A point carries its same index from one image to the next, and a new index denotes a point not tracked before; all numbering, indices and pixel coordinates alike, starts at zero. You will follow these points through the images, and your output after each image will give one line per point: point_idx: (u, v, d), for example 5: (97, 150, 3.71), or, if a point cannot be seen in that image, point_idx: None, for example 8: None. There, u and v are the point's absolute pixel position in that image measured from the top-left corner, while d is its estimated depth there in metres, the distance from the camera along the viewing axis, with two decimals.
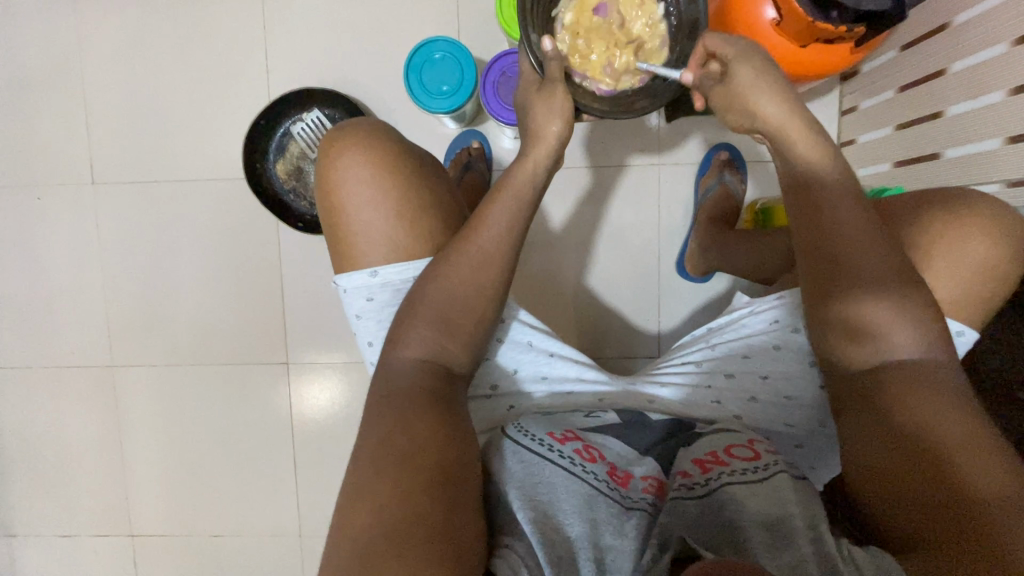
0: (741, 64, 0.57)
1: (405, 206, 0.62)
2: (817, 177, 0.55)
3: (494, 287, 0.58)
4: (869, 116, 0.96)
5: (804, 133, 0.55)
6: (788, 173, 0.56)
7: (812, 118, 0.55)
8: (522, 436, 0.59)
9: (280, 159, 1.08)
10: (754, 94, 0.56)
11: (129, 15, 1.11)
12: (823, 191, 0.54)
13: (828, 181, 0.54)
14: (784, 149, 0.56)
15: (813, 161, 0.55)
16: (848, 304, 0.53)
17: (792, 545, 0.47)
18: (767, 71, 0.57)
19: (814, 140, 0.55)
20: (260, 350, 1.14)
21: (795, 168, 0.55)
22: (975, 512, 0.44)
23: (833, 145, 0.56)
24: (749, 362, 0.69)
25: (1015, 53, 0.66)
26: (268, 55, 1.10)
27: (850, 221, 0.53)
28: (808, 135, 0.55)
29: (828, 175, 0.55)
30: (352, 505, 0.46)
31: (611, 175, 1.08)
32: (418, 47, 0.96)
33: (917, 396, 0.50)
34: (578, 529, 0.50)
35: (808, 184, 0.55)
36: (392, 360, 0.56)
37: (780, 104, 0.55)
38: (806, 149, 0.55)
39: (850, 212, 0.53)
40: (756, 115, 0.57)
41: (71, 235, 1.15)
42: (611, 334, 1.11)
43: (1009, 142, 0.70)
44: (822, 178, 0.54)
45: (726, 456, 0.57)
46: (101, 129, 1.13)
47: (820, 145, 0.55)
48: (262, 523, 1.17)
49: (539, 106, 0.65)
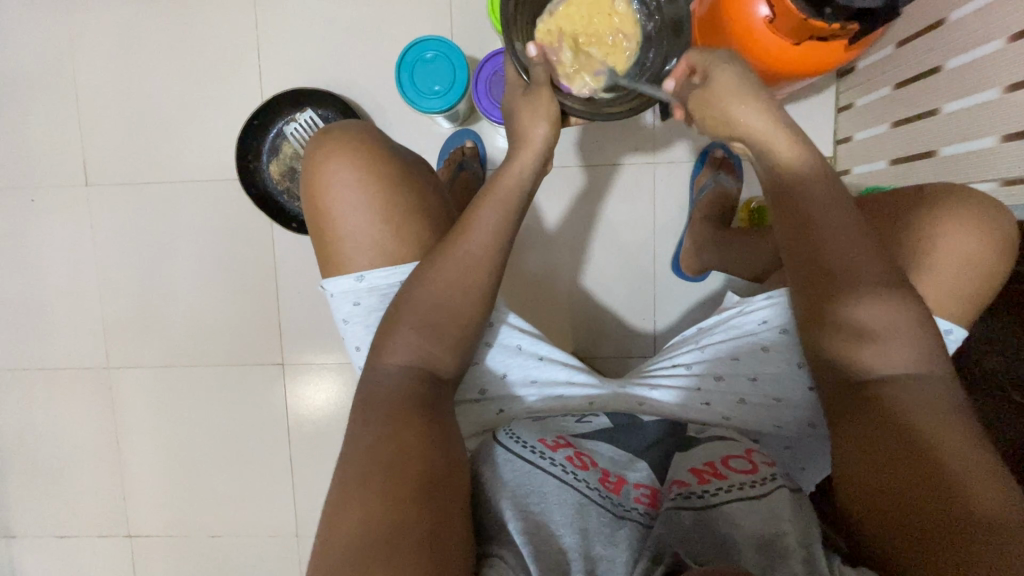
0: (721, 70, 0.57)
1: (391, 210, 0.62)
2: (802, 181, 0.54)
3: (482, 291, 0.58)
4: (865, 113, 0.95)
5: (787, 146, 0.54)
6: (772, 184, 0.56)
7: (794, 131, 0.55)
8: (513, 442, 0.58)
9: (273, 160, 1.08)
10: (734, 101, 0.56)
11: (120, 16, 1.10)
12: (809, 203, 0.53)
13: (811, 184, 0.53)
14: (767, 160, 0.56)
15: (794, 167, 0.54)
16: (840, 308, 0.53)
17: (784, 563, 0.48)
18: (745, 79, 0.56)
19: (798, 150, 0.54)
20: (255, 351, 1.14)
21: (779, 179, 0.55)
22: (971, 534, 0.43)
23: (821, 156, 0.55)
24: (738, 364, 0.69)
25: (1012, 49, 0.65)
26: (260, 55, 1.10)
27: (835, 233, 0.52)
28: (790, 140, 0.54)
29: (814, 187, 0.53)
30: (338, 514, 0.46)
31: (606, 174, 1.07)
32: (409, 48, 0.96)
33: (911, 406, 0.50)
34: (570, 539, 0.50)
35: (792, 196, 0.54)
36: (379, 365, 0.56)
37: (758, 111, 0.55)
38: (791, 161, 0.54)
39: (833, 216, 0.53)
40: (738, 123, 0.56)
41: (66, 237, 1.15)
42: (606, 333, 1.10)
43: (1005, 139, 0.69)
44: (808, 190, 0.53)
45: (723, 469, 0.56)
46: (94, 130, 1.13)
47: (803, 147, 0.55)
48: (259, 523, 1.17)
49: (523, 109, 0.65)
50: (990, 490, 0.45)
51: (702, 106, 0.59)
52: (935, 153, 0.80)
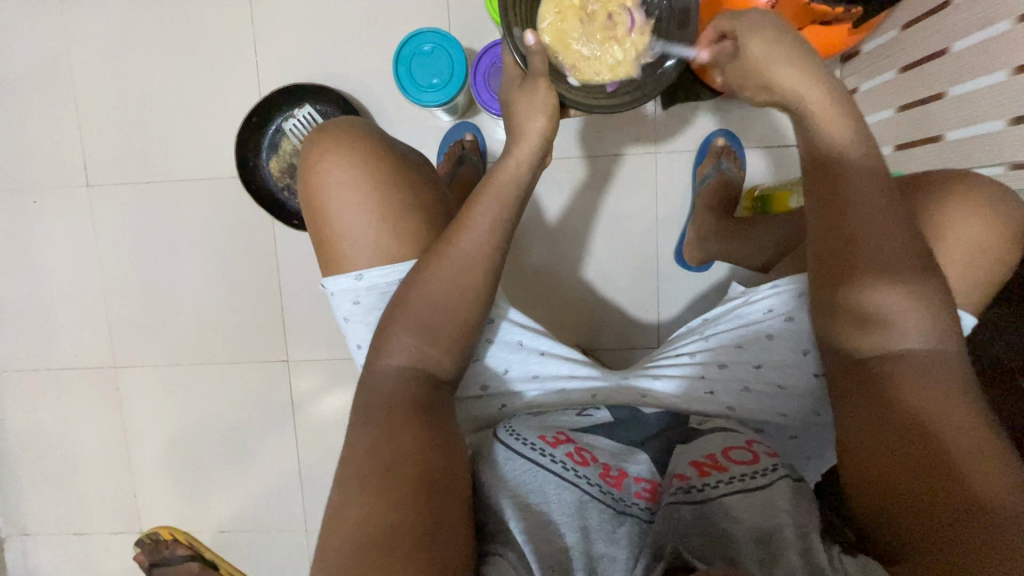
0: (755, 34, 0.54)
1: (388, 207, 0.62)
2: (839, 157, 0.52)
3: (481, 287, 0.58)
4: (869, 98, 0.93)
5: (829, 110, 0.52)
6: (810, 152, 0.54)
7: (842, 96, 0.53)
8: (514, 439, 0.58)
9: (272, 157, 1.07)
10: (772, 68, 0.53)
11: (116, 15, 1.10)
12: (844, 172, 0.52)
13: (856, 164, 0.52)
14: (810, 128, 0.54)
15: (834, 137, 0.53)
16: (861, 295, 0.52)
17: (782, 558, 0.47)
18: (789, 39, 0.53)
19: (840, 116, 0.53)
20: (260, 348, 1.15)
21: (819, 144, 0.53)
22: (989, 518, 0.43)
23: (862, 125, 0.54)
24: (742, 352, 0.68)
25: (1018, 31, 0.64)
26: (257, 51, 1.09)
27: (865, 206, 0.51)
28: (834, 111, 0.53)
29: (850, 156, 0.52)
30: (338, 518, 0.46)
31: (607, 165, 1.06)
32: (406, 40, 0.95)
33: (919, 393, 0.49)
34: (572, 537, 0.51)
35: (829, 162, 0.53)
36: (379, 365, 0.56)
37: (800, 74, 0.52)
38: (833, 126, 0.53)
39: (868, 195, 0.51)
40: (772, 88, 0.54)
41: (68, 238, 1.15)
42: (610, 325, 1.10)
43: (1013, 123, 0.67)
44: (844, 158, 0.52)
45: (724, 461, 0.56)
46: (94, 131, 1.13)
47: (851, 127, 0.53)
48: (269, 517, 1.18)
49: (520, 102, 0.64)
50: (1000, 475, 0.45)
51: (739, 75, 0.57)
52: (941, 138, 0.79)
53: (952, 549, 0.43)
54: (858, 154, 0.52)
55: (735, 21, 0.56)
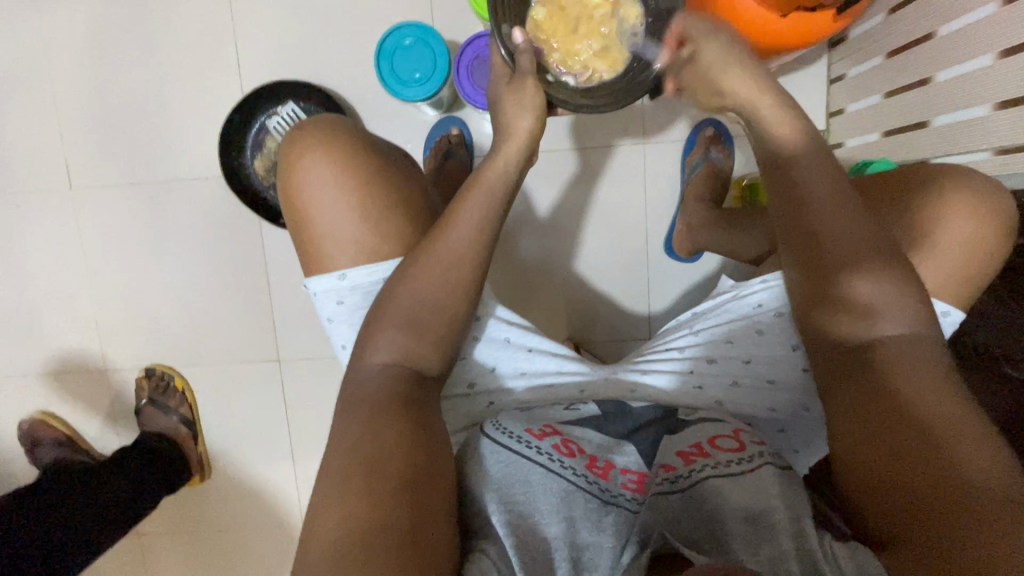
0: (709, 45, 0.59)
1: (370, 206, 0.61)
2: (797, 157, 0.54)
3: (465, 283, 0.57)
4: (857, 83, 0.93)
5: (782, 114, 0.55)
6: (765, 154, 0.56)
7: (786, 99, 0.55)
8: (500, 433, 0.58)
9: (258, 155, 1.06)
10: (723, 70, 0.57)
11: (94, 16, 1.08)
12: (805, 170, 0.53)
13: (810, 162, 0.54)
14: (762, 129, 0.56)
15: (784, 145, 0.55)
16: (839, 285, 0.53)
17: (773, 539, 0.48)
18: (735, 50, 0.57)
19: (790, 120, 0.55)
20: (251, 349, 1.14)
21: (776, 147, 0.55)
22: (981, 506, 0.42)
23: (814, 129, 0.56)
24: (733, 347, 0.68)
25: (1005, 14, 0.63)
26: (239, 49, 1.07)
27: (834, 208, 0.52)
28: (778, 114, 0.55)
29: (807, 156, 0.54)
30: (321, 517, 0.46)
31: (595, 156, 1.05)
32: (387, 34, 0.93)
33: (908, 384, 0.49)
34: (555, 529, 0.51)
35: (789, 163, 0.54)
36: (363, 364, 0.56)
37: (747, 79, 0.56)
38: (784, 129, 0.55)
39: (833, 191, 0.52)
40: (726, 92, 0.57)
41: (54, 242, 1.14)
42: (602, 318, 1.10)
43: (998, 107, 0.67)
44: (801, 160, 0.54)
45: (710, 448, 0.57)
46: (75, 133, 1.11)
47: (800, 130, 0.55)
48: (264, 515, 1.18)
49: (507, 100, 0.63)
50: (989, 458, 0.44)
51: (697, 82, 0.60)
52: (928, 124, 0.78)
53: (936, 526, 0.43)
54: (811, 155, 0.54)
55: (696, 26, 0.61)
